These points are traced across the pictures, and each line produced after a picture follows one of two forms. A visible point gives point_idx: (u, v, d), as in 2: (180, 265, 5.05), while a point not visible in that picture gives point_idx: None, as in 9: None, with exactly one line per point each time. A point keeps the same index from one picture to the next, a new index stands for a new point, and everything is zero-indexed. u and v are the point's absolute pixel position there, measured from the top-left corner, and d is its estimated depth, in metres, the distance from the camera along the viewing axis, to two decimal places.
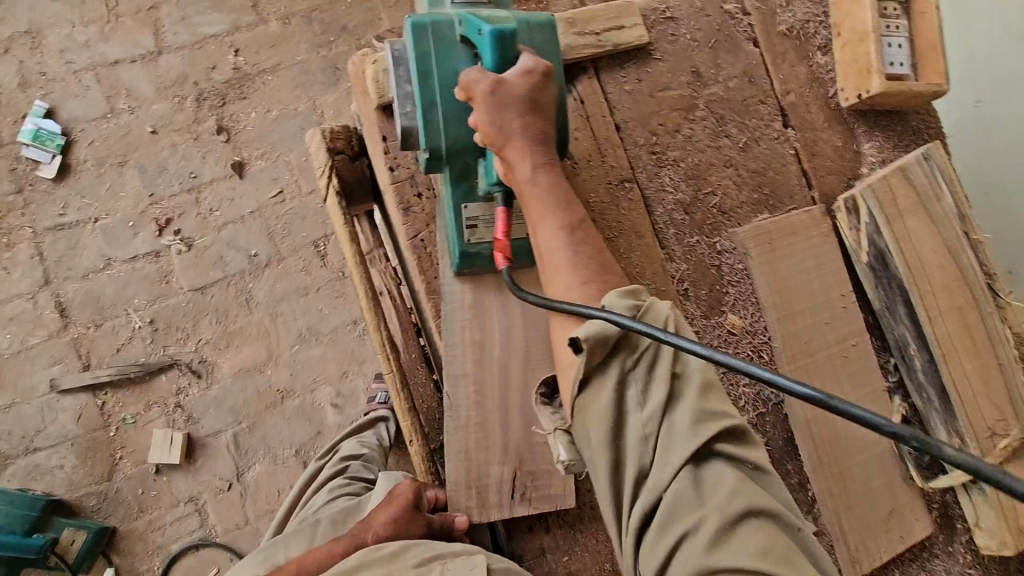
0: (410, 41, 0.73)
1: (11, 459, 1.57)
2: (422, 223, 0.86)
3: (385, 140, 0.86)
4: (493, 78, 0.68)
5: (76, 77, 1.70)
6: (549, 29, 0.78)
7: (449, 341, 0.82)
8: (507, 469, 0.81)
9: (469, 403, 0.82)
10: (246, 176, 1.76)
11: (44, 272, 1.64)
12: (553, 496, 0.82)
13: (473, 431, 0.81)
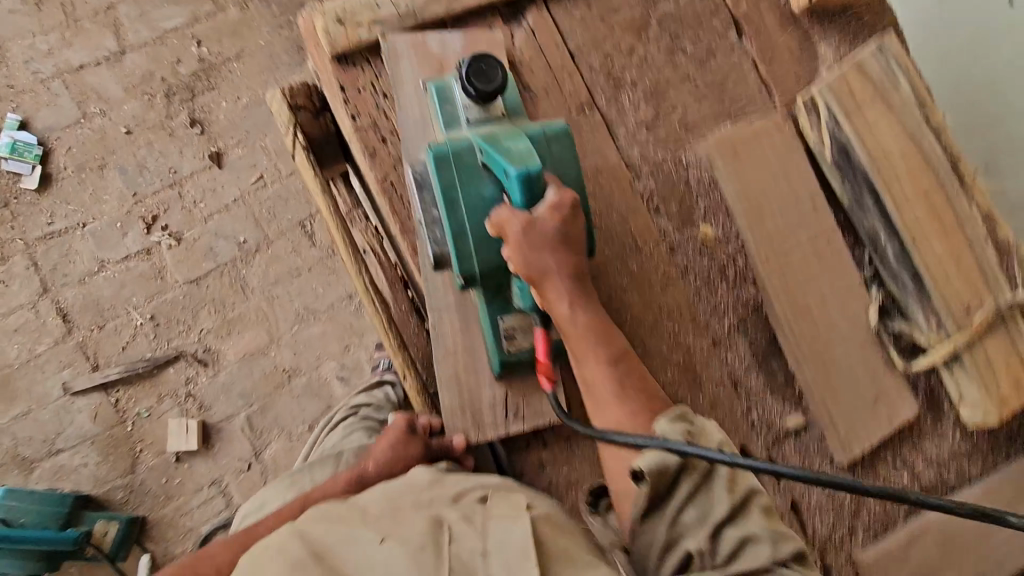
0: (433, 171, 0.77)
1: (35, 463, 1.62)
2: (389, 166, 0.88)
3: (342, 90, 0.88)
4: (524, 217, 0.73)
5: (44, 86, 1.71)
6: (564, 136, 0.79)
7: (428, 275, 0.85)
8: (497, 390, 0.85)
9: (455, 330, 0.85)
10: (225, 166, 1.78)
11: (41, 281, 1.67)
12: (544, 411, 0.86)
13: (461, 357, 0.85)
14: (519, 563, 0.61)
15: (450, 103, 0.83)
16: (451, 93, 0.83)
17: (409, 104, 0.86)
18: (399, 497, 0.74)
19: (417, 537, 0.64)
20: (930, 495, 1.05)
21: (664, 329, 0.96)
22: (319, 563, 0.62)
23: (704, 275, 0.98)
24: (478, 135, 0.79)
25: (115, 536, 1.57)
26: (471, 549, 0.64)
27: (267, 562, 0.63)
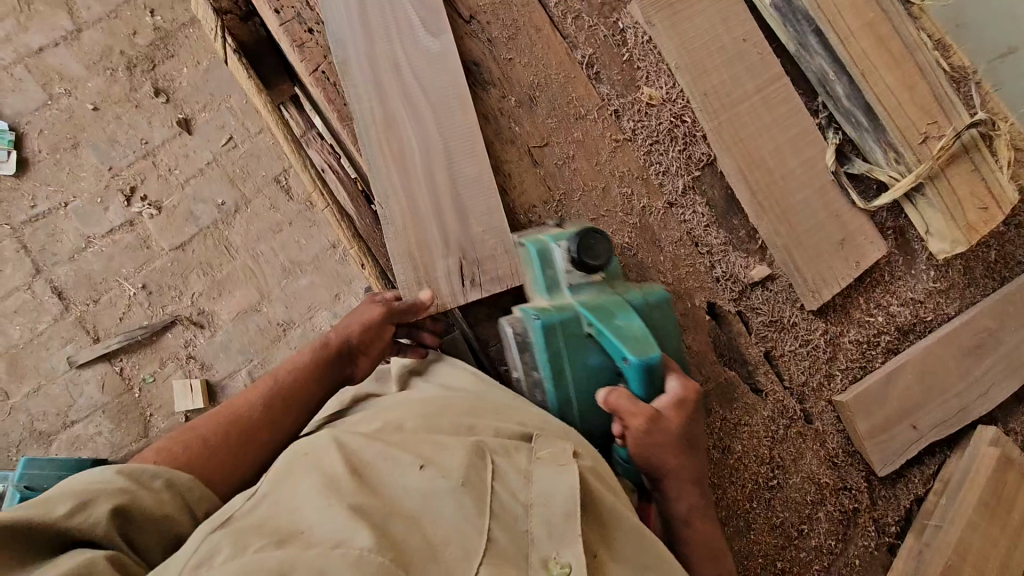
0: (542, 341, 0.78)
1: (53, 436, 1.69)
2: (320, 56, 0.90)
3: None
4: (649, 414, 0.74)
5: (8, 72, 1.74)
6: (666, 302, 0.84)
7: (370, 155, 0.86)
8: (451, 258, 0.87)
9: (402, 208, 0.86)
10: (194, 131, 1.80)
11: (32, 263, 1.72)
12: (501, 276, 0.88)
13: (412, 231, 0.86)
14: (563, 524, 0.57)
15: (550, 264, 0.83)
16: (552, 253, 0.83)
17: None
18: (436, 422, 0.68)
19: (463, 472, 0.58)
20: (906, 334, 1.06)
21: (614, 195, 0.95)
22: (362, 482, 0.55)
23: (653, 138, 0.97)
24: (582, 302, 0.80)
25: None
26: (512, 497, 0.59)
27: (303, 474, 0.56)
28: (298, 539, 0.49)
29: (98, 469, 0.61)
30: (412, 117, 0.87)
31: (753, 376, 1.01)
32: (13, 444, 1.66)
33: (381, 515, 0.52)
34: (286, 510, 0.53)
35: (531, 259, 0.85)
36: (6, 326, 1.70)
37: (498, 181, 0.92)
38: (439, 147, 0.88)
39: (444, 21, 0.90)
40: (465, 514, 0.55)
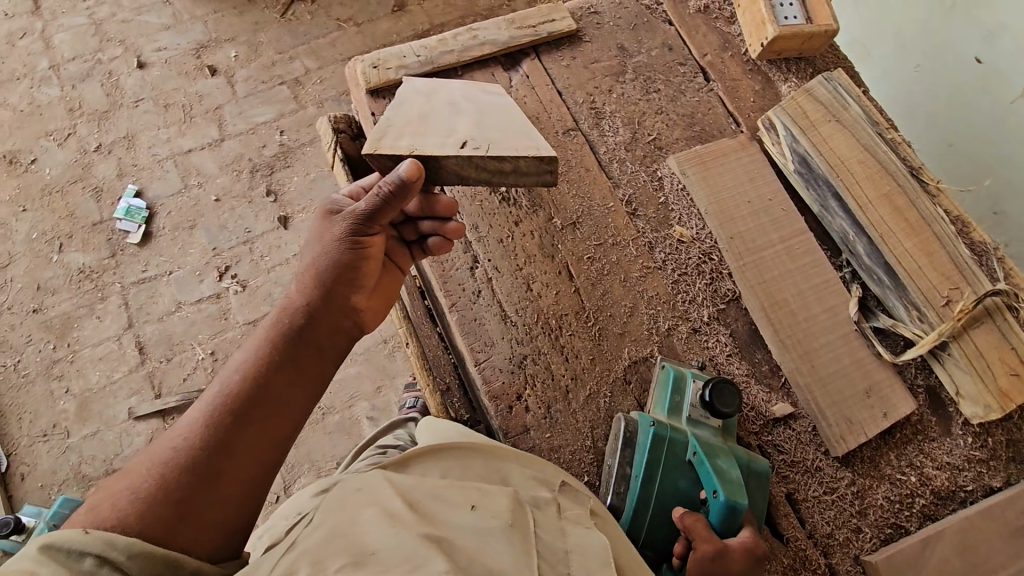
0: (647, 442, 0.88)
1: (93, 480, 1.78)
2: None
3: (372, 114, 1.17)
4: (716, 543, 0.78)
5: (159, 165, 2.15)
6: (766, 476, 0.90)
7: (398, 99, 0.90)
8: (454, 139, 0.83)
9: (410, 117, 0.87)
10: (290, 227, 2.09)
11: (128, 318, 1.95)
12: (509, 150, 0.82)
13: (414, 127, 0.85)
14: (600, 570, 0.62)
15: (680, 391, 0.94)
16: (684, 383, 0.95)
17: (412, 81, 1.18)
18: (467, 467, 0.75)
19: (508, 514, 0.64)
20: (943, 501, 0.99)
21: (640, 315, 1.04)
22: (418, 514, 0.61)
23: (681, 268, 1.08)
24: (693, 434, 0.90)
25: None
26: (554, 541, 0.64)
27: (363, 507, 0.62)
28: (373, 559, 0.55)
29: (17, 555, 0.59)
30: (452, 87, 0.92)
31: (773, 519, 0.97)
32: (57, 481, 1.77)
33: (442, 539, 0.58)
34: (353, 535, 0.58)
35: (666, 381, 0.96)
36: (87, 370, 1.89)
37: (536, 288, 1.04)
38: (472, 105, 0.89)
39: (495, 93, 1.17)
40: (514, 549, 0.60)
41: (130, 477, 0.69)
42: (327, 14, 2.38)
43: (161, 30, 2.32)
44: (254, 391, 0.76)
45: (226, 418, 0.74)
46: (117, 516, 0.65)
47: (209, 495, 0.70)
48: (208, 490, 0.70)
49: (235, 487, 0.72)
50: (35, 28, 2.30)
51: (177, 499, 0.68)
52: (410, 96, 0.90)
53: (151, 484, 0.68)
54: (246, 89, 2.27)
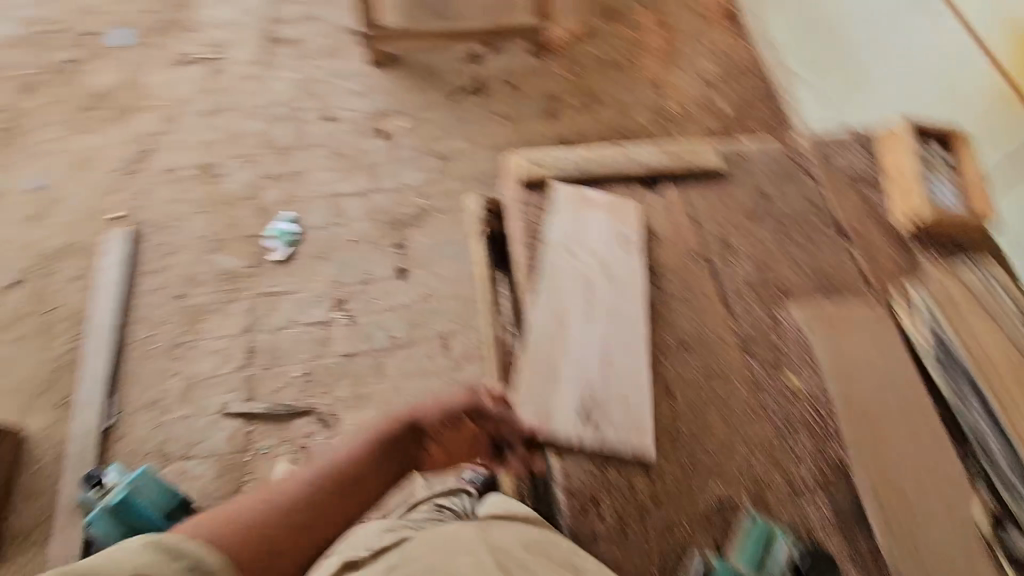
0: None
1: (171, 460, 1.92)
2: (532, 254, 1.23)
3: (519, 200, 1.31)
4: None
5: (315, 200, 2.46)
6: None
7: (541, 307, 1.17)
8: (583, 367, 1.13)
9: (550, 334, 1.15)
10: (405, 279, 2.28)
11: (248, 322, 2.17)
12: (621, 391, 1.10)
13: (552, 346, 1.14)
14: None
15: (767, 548, 0.96)
16: (774, 539, 0.97)
17: (562, 207, 1.29)
18: (544, 548, 0.88)
19: None
20: None
21: (737, 454, 1.05)
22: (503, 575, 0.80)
23: (787, 419, 1.08)
24: None
25: None
26: None
27: (458, 557, 0.81)
28: None
29: (133, 544, 0.72)
30: (586, 305, 1.19)
31: None
32: (143, 451, 1.93)
33: None
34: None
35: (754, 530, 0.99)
36: (201, 359, 2.10)
37: (638, 401, 1.09)
38: (599, 332, 1.16)
39: (637, 252, 1.25)
40: None
41: (237, 505, 0.83)
42: (488, 109, 2.73)
43: (353, 95, 2.74)
44: (347, 481, 0.91)
45: (323, 495, 0.88)
46: (221, 531, 0.78)
47: (292, 544, 0.83)
48: (287, 544, 0.82)
49: (307, 548, 0.84)
50: (259, 75, 2.79)
51: (264, 543, 0.80)
52: (551, 309, 1.17)
53: (251, 516, 0.82)
54: (405, 155, 2.59)
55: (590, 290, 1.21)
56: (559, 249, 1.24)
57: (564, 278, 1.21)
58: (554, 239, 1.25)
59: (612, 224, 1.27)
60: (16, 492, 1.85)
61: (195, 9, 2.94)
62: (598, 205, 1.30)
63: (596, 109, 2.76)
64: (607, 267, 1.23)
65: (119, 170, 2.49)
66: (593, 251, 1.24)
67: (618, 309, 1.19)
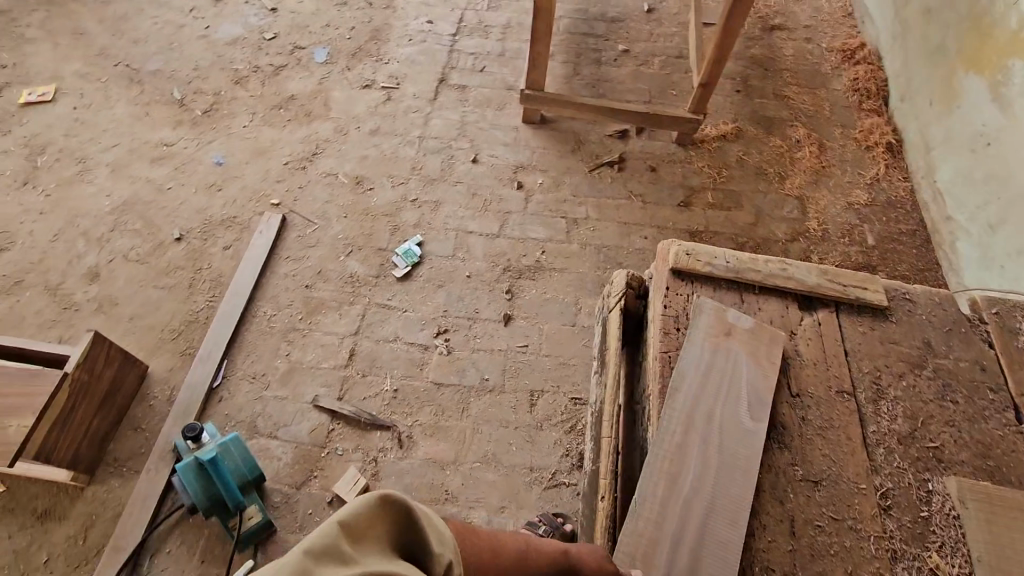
0: None
1: (258, 435, 2.04)
2: (671, 348, 1.32)
3: (665, 290, 1.39)
4: None
5: (445, 230, 2.61)
6: None
7: (655, 452, 1.22)
8: (685, 525, 1.15)
9: (659, 480, 1.20)
10: (509, 326, 2.33)
11: (357, 327, 2.30)
12: (718, 561, 1.10)
13: (659, 494, 1.18)
14: None
15: None
16: None
17: (698, 337, 1.32)
18: None
19: None
20: None
21: None
22: None
23: None
24: None
25: (250, 526, 1.78)
26: None
27: None
28: None
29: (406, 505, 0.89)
30: (701, 456, 1.21)
31: None
32: (237, 419, 2.06)
33: None
34: None
35: None
36: (308, 348, 2.23)
37: (761, 530, 1.13)
38: (710, 489, 1.17)
39: (765, 411, 1.23)
40: None
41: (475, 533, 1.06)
42: (625, 186, 2.80)
43: (502, 145, 2.93)
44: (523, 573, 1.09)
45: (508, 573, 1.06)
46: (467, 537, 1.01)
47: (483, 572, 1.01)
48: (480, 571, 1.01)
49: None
50: (426, 109, 3.05)
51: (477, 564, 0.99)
52: (664, 454, 1.21)
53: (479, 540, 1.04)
54: (536, 210, 2.70)
55: (707, 438, 1.22)
56: (687, 386, 1.27)
57: (683, 419, 1.24)
58: (683, 374, 1.28)
59: (746, 371, 1.27)
60: (125, 421, 2.02)
61: (387, 41, 3.30)
62: (737, 341, 1.31)
63: (732, 210, 2.75)
64: (729, 418, 1.23)
65: (289, 165, 2.80)
66: (721, 393, 1.26)
67: (730, 466, 1.19)
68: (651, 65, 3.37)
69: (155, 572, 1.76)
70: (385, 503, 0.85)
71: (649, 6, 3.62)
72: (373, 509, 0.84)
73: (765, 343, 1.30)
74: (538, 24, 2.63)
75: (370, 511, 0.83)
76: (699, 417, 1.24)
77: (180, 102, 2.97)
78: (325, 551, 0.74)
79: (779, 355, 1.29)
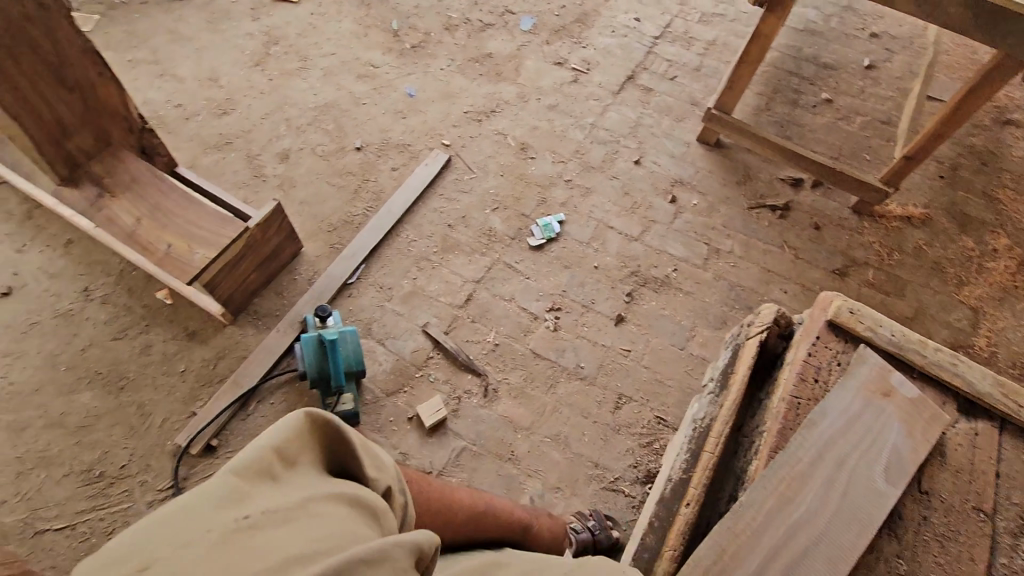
0: None
1: (370, 337, 2.25)
2: (803, 395, 1.34)
3: (817, 336, 1.40)
4: None
5: (588, 218, 2.65)
6: None
7: (777, 468, 1.24)
8: (785, 542, 1.17)
9: (773, 493, 1.22)
10: (618, 326, 2.34)
11: (482, 276, 2.42)
12: None
13: (769, 504, 1.21)
14: None
15: None
16: None
17: (852, 386, 1.31)
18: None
19: None
20: None
21: None
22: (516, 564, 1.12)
23: None
24: None
25: (343, 410, 2.00)
26: None
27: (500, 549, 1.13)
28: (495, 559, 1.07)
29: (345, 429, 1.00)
30: (823, 489, 1.22)
31: None
32: (357, 317, 2.29)
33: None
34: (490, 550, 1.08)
35: None
36: (434, 279, 2.40)
37: None
38: (820, 523, 1.19)
39: (903, 481, 1.23)
40: None
41: None
42: (781, 234, 2.67)
43: (669, 155, 2.90)
44: None
45: None
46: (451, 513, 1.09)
47: None
48: None
49: None
50: (606, 100, 3.09)
51: None
52: (786, 473, 1.23)
53: None
54: (681, 227, 2.66)
55: (834, 477, 1.23)
56: (827, 424, 1.27)
57: (815, 451, 1.25)
58: (827, 412, 1.29)
59: (893, 436, 1.26)
60: (271, 284, 2.31)
61: (591, 27, 3.37)
62: (894, 404, 1.30)
63: (890, 296, 2.53)
64: (862, 470, 1.23)
65: (468, 114, 2.98)
66: (862, 444, 1.26)
67: (848, 513, 1.20)
68: (851, 122, 3.15)
69: (257, 415, 2.02)
70: (317, 422, 0.97)
71: (870, 62, 3.37)
72: (303, 429, 0.96)
73: (924, 419, 1.28)
74: (750, 48, 2.56)
75: (300, 429, 0.95)
76: (831, 456, 1.24)
77: (395, 32, 3.25)
78: (257, 470, 0.87)
79: (933, 437, 1.27)
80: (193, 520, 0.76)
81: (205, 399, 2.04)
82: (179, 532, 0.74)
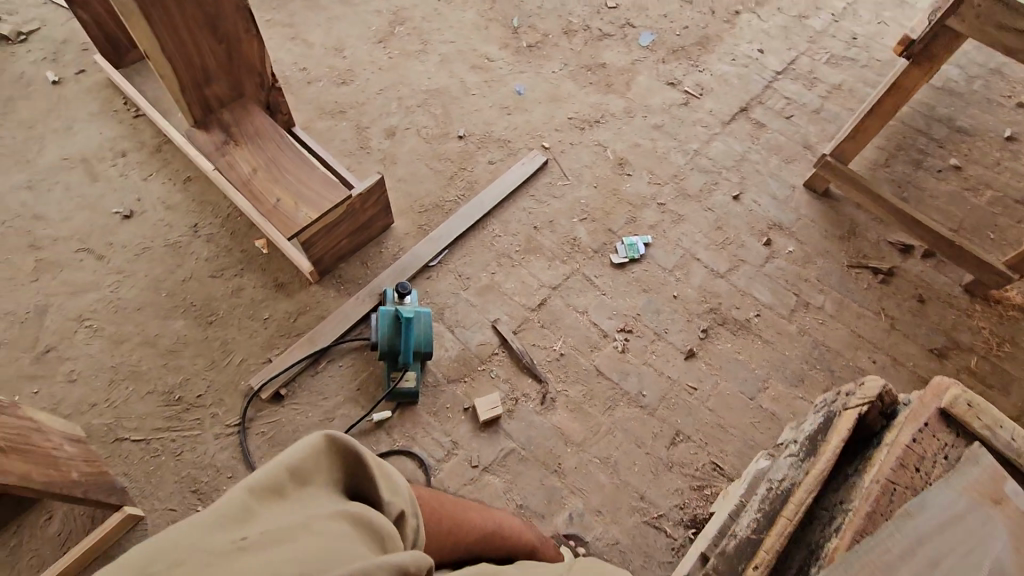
0: None
1: (440, 322, 2.30)
2: (901, 480, 1.27)
3: (925, 424, 1.32)
4: None
5: (675, 245, 2.59)
6: None
7: (859, 554, 1.16)
8: None
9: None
10: (688, 361, 2.27)
11: (558, 283, 2.42)
12: None
13: None
14: None
15: None
16: None
17: (956, 485, 1.22)
18: None
19: None
20: None
21: None
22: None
23: None
24: None
25: (405, 386, 2.05)
26: None
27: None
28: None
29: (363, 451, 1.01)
30: None
31: None
32: (432, 300, 2.34)
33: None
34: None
35: None
36: (511, 278, 2.42)
37: None
38: None
39: None
40: None
41: None
42: (879, 299, 2.51)
43: (771, 195, 2.78)
44: None
45: None
46: None
47: None
48: None
49: None
50: (714, 128, 3.00)
51: None
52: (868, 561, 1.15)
53: None
54: (772, 273, 2.55)
55: None
56: (920, 519, 1.18)
57: (903, 545, 1.16)
58: (924, 507, 1.20)
59: (998, 547, 1.13)
60: (359, 252, 2.39)
61: (711, 52, 3.27)
62: (1002, 512, 1.17)
63: (991, 390, 2.33)
64: None
65: (571, 120, 2.97)
66: (958, 547, 1.14)
67: None
68: (979, 194, 2.91)
69: (325, 374, 2.12)
70: (334, 444, 0.99)
71: (1012, 133, 3.10)
72: (320, 450, 0.97)
73: None
74: (885, 100, 2.41)
75: (316, 450, 0.97)
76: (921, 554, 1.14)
77: (514, 29, 3.29)
78: (268, 489, 0.89)
79: None
80: (199, 532, 0.78)
81: (282, 348, 2.15)
82: (182, 542, 0.76)
